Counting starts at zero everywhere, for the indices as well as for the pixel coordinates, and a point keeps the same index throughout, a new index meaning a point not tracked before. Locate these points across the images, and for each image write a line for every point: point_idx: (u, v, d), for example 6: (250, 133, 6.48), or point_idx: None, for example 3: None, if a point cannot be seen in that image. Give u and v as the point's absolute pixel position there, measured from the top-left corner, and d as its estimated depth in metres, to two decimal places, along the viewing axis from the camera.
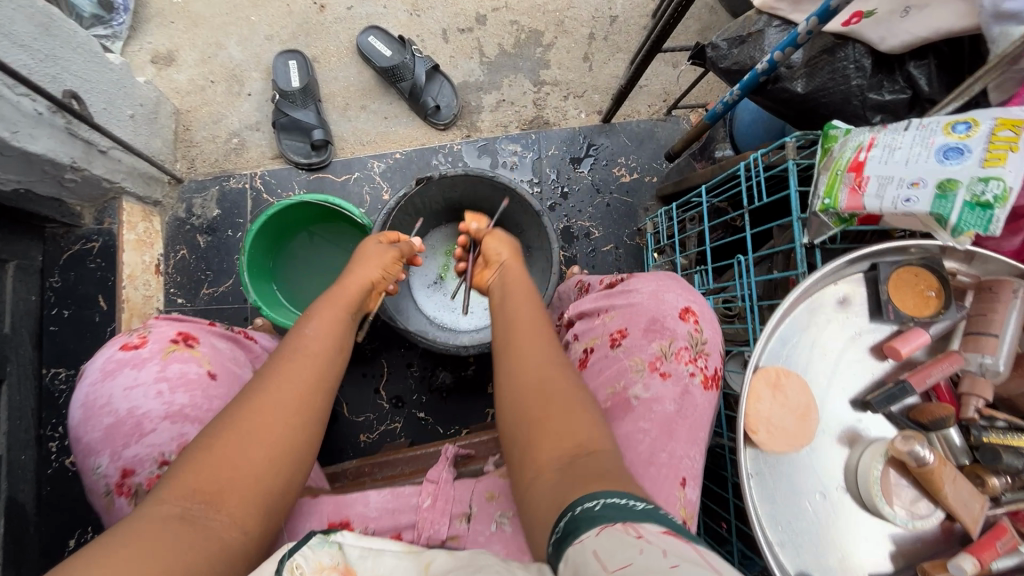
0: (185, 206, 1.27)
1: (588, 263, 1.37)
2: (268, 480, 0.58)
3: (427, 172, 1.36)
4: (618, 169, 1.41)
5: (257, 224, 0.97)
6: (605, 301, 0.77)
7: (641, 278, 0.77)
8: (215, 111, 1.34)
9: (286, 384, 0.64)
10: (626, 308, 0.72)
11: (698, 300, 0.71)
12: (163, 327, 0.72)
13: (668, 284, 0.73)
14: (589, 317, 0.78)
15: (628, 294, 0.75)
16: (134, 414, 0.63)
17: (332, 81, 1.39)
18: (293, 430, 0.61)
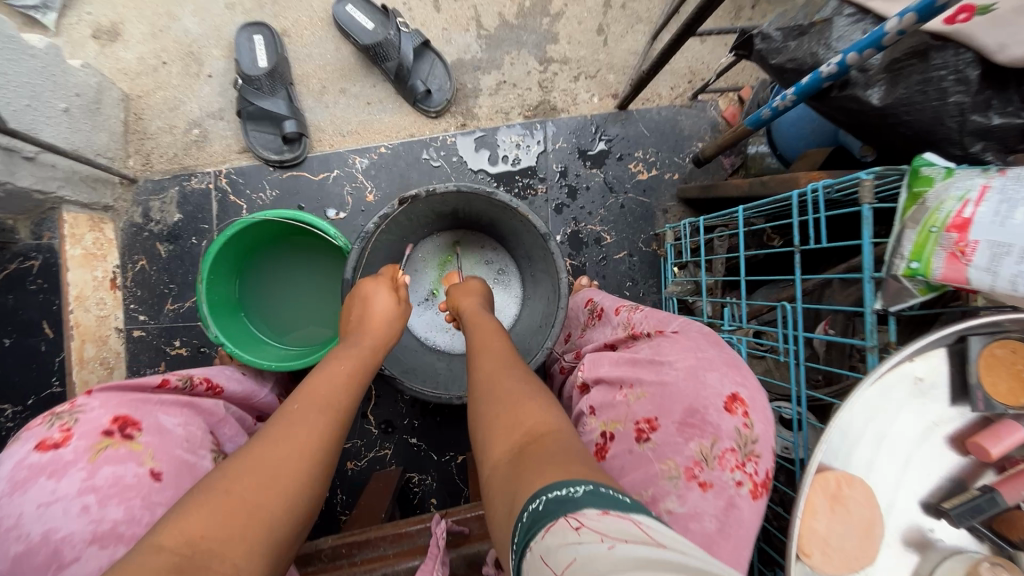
0: (141, 210, 1.12)
1: (597, 272, 1.23)
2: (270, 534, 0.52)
3: (417, 168, 1.20)
4: (635, 164, 1.24)
5: (213, 251, 0.83)
6: (631, 371, 0.64)
7: (674, 344, 0.63)
8: (172, 96, 1.16)
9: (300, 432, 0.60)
10: (658, 389, 0.60)
11: (746, 380, 0.58)
12: (93, 413, 0.61)
13: (711, 358, 0.60)
14: (609, 387, 0.66)
15: (659, 368, 0.61)
16: (51, 539, 0.51)
17: (305, 59, 1.20)
18: (300, 481, 0.56)
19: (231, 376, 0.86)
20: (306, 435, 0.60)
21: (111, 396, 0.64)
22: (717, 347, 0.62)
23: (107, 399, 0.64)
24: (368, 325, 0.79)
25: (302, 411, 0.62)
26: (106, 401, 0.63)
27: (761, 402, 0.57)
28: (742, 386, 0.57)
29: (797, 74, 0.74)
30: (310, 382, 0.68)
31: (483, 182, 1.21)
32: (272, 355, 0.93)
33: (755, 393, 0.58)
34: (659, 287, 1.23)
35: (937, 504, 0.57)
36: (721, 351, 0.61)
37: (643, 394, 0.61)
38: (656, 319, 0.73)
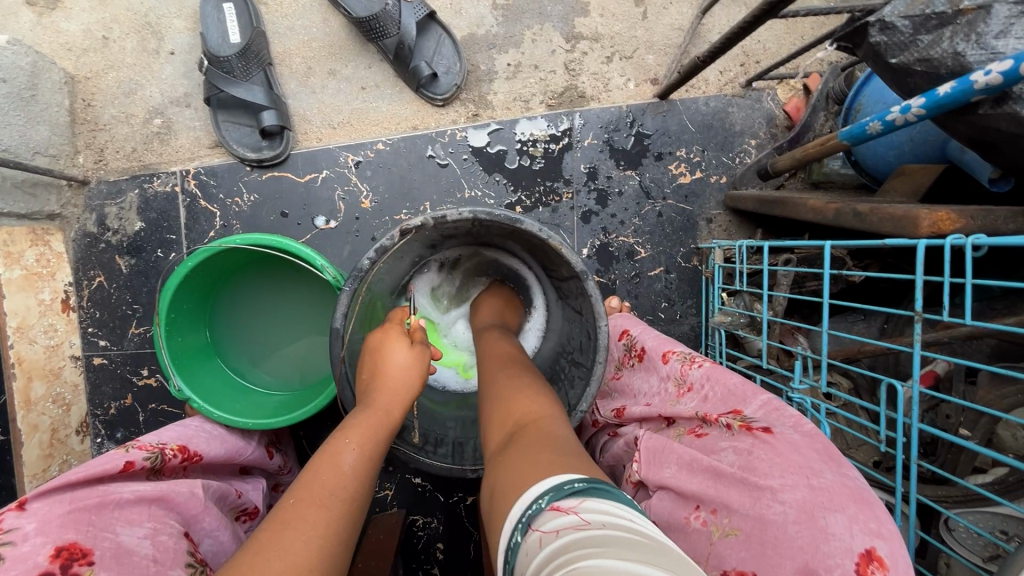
0: (95, 217, 0.95)
1: (629, 291, 1.07)
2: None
3: (420, 168, 1.01)
4: (677, 165, 1.06)
5: (164, 296, 0.68)
6: (713, 489, 0.49)
7: (774, 456, 0.47)
8: (126, 78, 0.97)
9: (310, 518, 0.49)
10: (758, 528, 0.44)
11: (885, 525, 0.42)
12: (28, 547, 0.47)
13: (833, 490, 0.44)
14: (679, 499, 0.51)
15: (760, 495, 0.45)
16: None
17: (286, 32, 1.00)
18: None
19: (211, 435, 0.73)
20: (319, 513, 0.50)
21: (51, 510, 0.50)
22: (833, 464, 0.46)
23: (47, 517, 0.49)
24: (383, 384, 0.64)
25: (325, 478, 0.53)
26: (44, 523, 0.49)
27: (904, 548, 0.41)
28: (878, 535, 0.41)
29: (927, 79, 0.56)
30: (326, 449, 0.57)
31: (498, 185, 1.03)
32: (254, 405, 0.78)
33: (896, 536, 0.41)
34: (699, 309, 1.07)
35: None
36: (840, 474, 0.45)
37: (735, 530, 0.46)
38: (727, 393, 0.57)
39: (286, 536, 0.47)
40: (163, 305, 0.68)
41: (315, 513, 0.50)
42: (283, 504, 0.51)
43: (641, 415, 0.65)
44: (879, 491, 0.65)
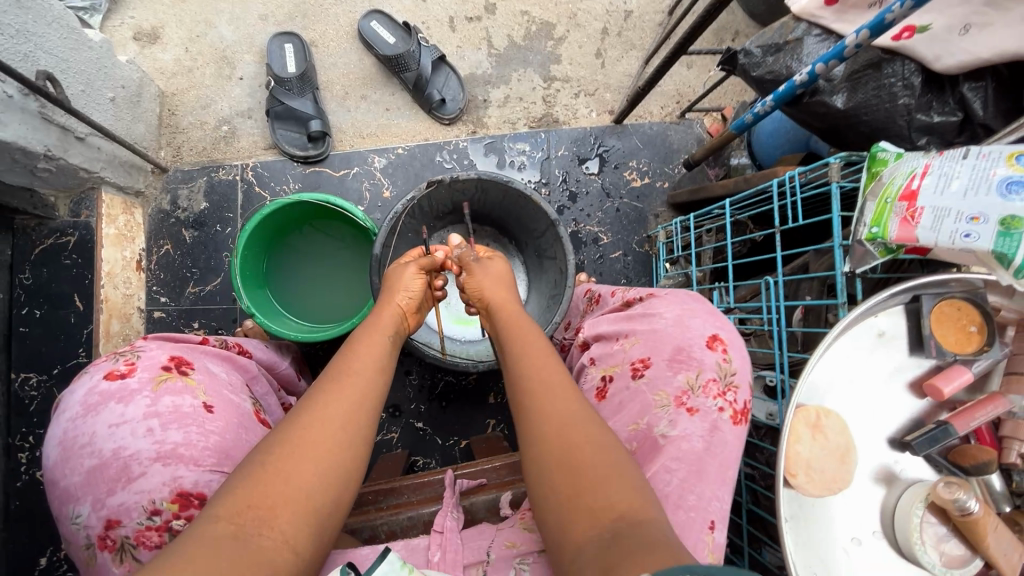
0: (170, 197, 1.19)
1: (595, 269, 1.33)
2: (318, 509, 0.55)
3: (430, 169, 1.29)
4: (629, 172, 1.36)
5: (247, 229, 0.91)
6: (627, 324, 0.69)
7: (660, 301, 0.69)
8: (204, 95, 1.25)
9: (334, 400, 0.61)
10: (650, 334, 0.65)
11: (725, 326, 0.65)
12: (152, 351, 0.62)
13: (695, 310, 0.66)
14: (608, 343, 0.71)
15: (651, 318, 0.67)
16: (120, 455, 0.53)
17: (331, 67, 1.31)
18: (339, 466, 0.57)
19: (258, 345, 0.90)
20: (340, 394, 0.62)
21: (162, 344, 0.65)
22: (702, 303, 0.68)
23: (158, 344, 0.64)
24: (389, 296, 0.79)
25: (346, 367, 0.66)
26: (159, 345, 0.64)
27: (738, 340, 0.64)
28: (721, 328, 0.64)
29: (775, 84, 0.86)
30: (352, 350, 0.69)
31: None
32: (294, 327, 0.99)
33: (734, 334, 0.64)
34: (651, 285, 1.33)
35: (901, 439, 0.66)
36: (704, 304, 0.68)
37: (636, 339, 0.66)
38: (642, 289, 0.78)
39: (313, 423, 0.58)
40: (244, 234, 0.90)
41: (336, 399, 0.61)
42: (312, 390, 0.63)
43: None
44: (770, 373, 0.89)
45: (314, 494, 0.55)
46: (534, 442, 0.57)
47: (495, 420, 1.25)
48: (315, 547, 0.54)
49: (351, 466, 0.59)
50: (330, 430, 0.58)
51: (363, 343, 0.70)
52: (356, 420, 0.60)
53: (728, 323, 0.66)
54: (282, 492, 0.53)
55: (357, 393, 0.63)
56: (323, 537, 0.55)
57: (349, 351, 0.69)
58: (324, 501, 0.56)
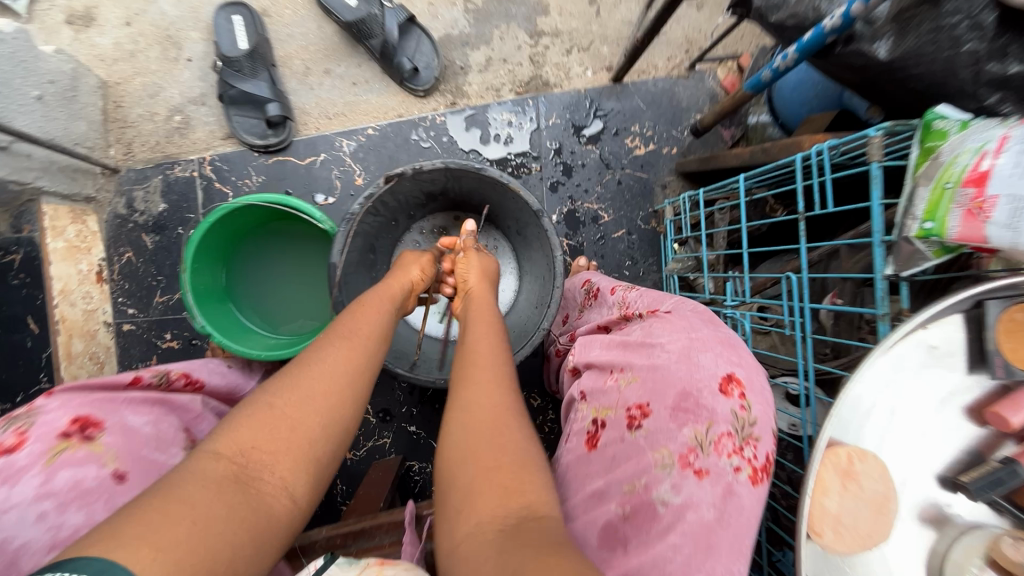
0: (125, 200, 1.09)
1: (596, 252, 1.20)
2: (315, 458, 0.56)
3: (405, 149, 1.16)
4: (632, 139, 1.20)
5: (194, 241, 0.82)
6: (622, 355, 0.60)
7: (666, 324, 0.60)
8: (151, 82, 1.13)
9: (339, 357, 0.65)
10: (651, 373, 0.55)
11: (740, 359, 0.55)
12: (50, 415, 0.53)
13: (706, 340, 0.56)
14: (600, 373, 0.62)
15: (652, 350, 0.57)
16: (4, 550, 0.45)
17: (287, 39, 1.17)
18: (341, 419, 0.60)
19: (212, 372, 0.81)
20: (342, 352, 0.65)
21: (72, 398, 0.57)
22: (714, 329, 0.58)
23: (66, 400, 0.56)
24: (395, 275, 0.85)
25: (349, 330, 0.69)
26: (65, 402, 0.56)
27: (757, 375, 0.54)
28: (734, 364, 0.54)
29: (799, 31, 0.70)
30: (350, 316, 0.72)
31: (474, 162, 1.17)
32: (257, 342, 0.91)
33: (752, 368, 0.54)
34: (659, 265, 1.20)
35: (954, 477, 0.54)
36: (714, 329, 0.58)
37: (634, 377, 0.57)
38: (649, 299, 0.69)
39: (319, 375, 0.61)
40: (192, 244, 0.82)
41: (341, 356, 0.65)
42: (317, 346, 0.65)
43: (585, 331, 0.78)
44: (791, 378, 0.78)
45: (316, 443, 0.57)
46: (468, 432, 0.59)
47: None
48: (310, 497, 0.56)
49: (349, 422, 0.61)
50: (336, 381, 0.61)
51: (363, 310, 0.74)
52: (359, 379, 0.64)
53: (744, 352, 0.56)
54: (285, 437, 0.55)
55: (360, 356, 0.66)
56: (316, 489, 0.57)
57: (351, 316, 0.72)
58: (323, 450, 0.57)
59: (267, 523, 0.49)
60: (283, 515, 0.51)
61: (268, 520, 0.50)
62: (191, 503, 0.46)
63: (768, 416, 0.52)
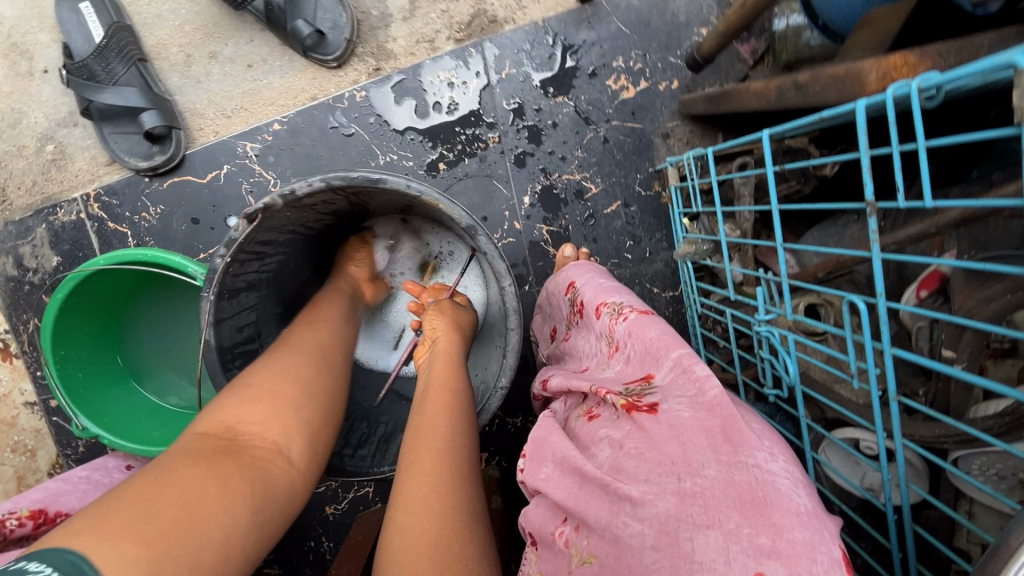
0: (13, 259, 0.91)
1: (585, 235, 0.93)
2: (309, 424, 0.52)
3: (325, 142, 0.91)
4: (615, 78, 0.90)
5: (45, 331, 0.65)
6: (575, 498, 0.38)
7: (646, 450, 0.37)
8: (8, 108, 0.91)
9: (306, 335, 0.61)
10: (613, 554, 0.34)
11: (781, 538, 0.30)
12: None
13: (712, 494, 0.32)
14: (552, 508, 0.41)
15: (619, 507, 0.35)
16: None
17: (156, 21, 0.91)
18: (326, 394, 0.56)
19: (87, 490, 0.67)
20: (309, 335, 0.62)
21: None
22: (731, 465, 0.34)
23: None
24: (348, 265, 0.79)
25: (313, 319, 0.66)
26: None
27: (819, 561, 0.29)
28: (765, 555, 0.29)
29: None
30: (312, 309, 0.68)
31: (414, 144, 0.91)
32: (169, 430, 0.73)
33: (809, 548, 0.29)
34: (671, 240, 0.93)
35: None
36: (729, 466, 0.33)
37: (590, 557, 0.35)
38: (644, 351, 0.46)
39: (287, 352, 0.57)
40: (45, 342, 0.66)
41: (309, 337, 0.61)
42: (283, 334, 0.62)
43: (561, 389, 0.55)
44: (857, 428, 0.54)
45: (305, 408, 0.53)
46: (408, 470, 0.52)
47: (488, 452, 0.93)
48: (312, 463, 0.51)
49: (333, 398, 0.57)
50: (311, 354, 0.59)
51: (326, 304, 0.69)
52: (327, 359, 0.60)
53: (789, 508, 0.31)
54: (272, 405, 0.51)
55: (325, 339, 0.63)
56: (317, 455, 0.52)
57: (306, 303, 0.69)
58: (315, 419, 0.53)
59: (270, 487, 0.44)
60: (288, 480, 0.47)
61: (272, 481, 0.45)
62: (184, 468, 0.41)
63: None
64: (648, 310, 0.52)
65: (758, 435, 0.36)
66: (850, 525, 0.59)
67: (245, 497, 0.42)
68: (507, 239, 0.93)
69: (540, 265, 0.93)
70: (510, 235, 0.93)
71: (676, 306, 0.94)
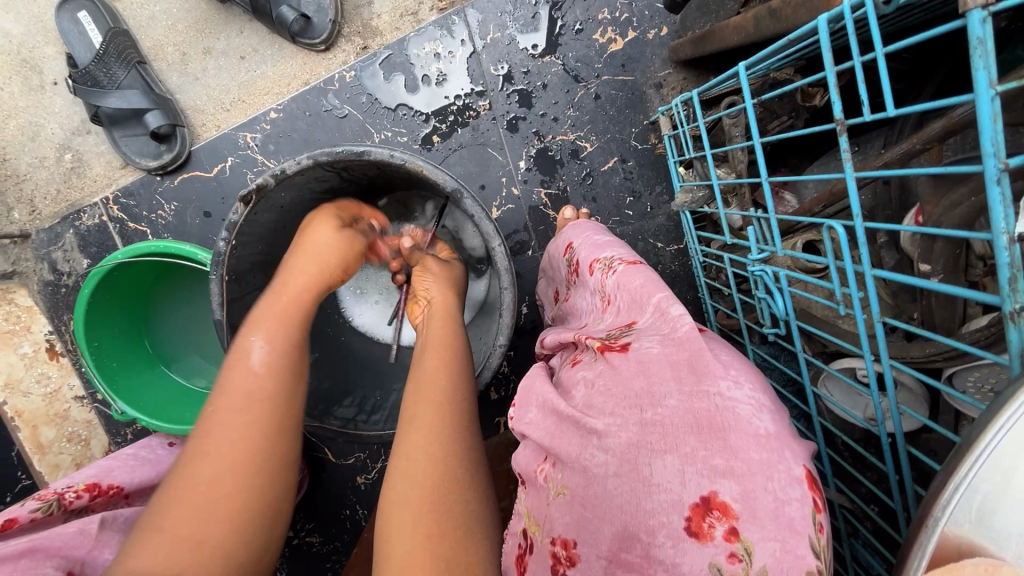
0: (48, 265, 0.97)
1: (583, 195, 0.92)
2: (238, 561, 0.46)
3: (321, 125, 0.93)
4: (602, 31, 0.89)
5: (79, 321, 0.70)
6: (552, 437, 0.40)
7: (613, 386, 0.39)
8: (26, 122, 0.96)
9: (242, 420, 0.50)
10: (582, 484, 0.36)
11: (736, 458, 0.32)
12: None
13: (670, 422, 0.34)
14: (537, 449, 0.42)
15: (588, 441, 0.37)
16: None
17: (150, 22, 0.94)
18: (264, 507, 0.49)
19: (133, 466, 0.73)
20: (249, 414, 0.51)
21: None
22: (693, 394, 0.35)
23: None
24: (302, 260, 0.63)
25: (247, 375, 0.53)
26: None
27: (775, 478, 0.31)
28: (719, 474, 0.31)
29: None
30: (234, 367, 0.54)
31: (406, 119, 0.92)
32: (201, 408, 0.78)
33: (765, 466, 0.31)
34: (671, 192, 0.92)
35: None
36: (690, 395, 0.35)
37: (564, 488, 0.38)
38: (631, 300, 0.46)
39: (215, 457, 0.48)
40: (80, 336, 0.71)
41: (240, 422, 0.50)
42: (206, 417, 0.51)
43: (556, 342, 0.56)
44: (852, 359, 0.54)
45: (237, 542, 0.46)
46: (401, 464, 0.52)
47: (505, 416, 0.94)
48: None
49: (271, 512, 0.49)
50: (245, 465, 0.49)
51: (262, 342, 0.55)
52: (271, 447, 0.51)
53: (747, 431, 0.33)
54: (194, 556, 0.43)
55: (268, 414, 0.52)
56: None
57: (242, 346, 0.55)
58: (245, 551, 0.47)
59: None
60: None
61: None
62: None
63: (799, 558, 0.30)
64: (637, 260, 0.52)
65: (725, 366, 0.37)
66: (858, 457, 0.58)
67: None
68: (505, 206, 0.93)
69: (541, 230, 0.93)
70: (509, 202, 0.93)
71: (682, 259, 0.93)
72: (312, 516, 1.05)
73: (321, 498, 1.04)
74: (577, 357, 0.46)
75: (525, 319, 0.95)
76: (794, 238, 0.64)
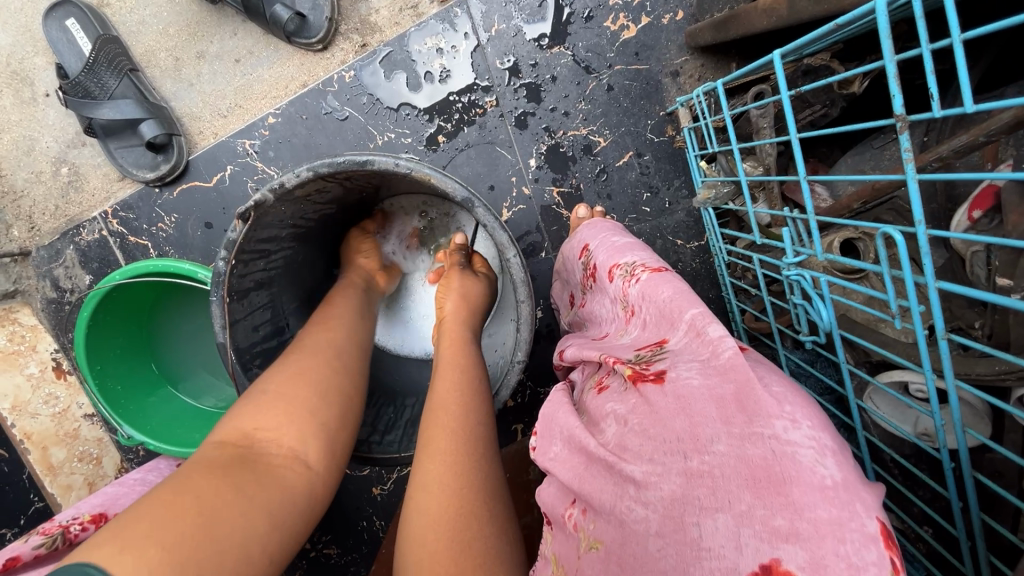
0: (50, 282, 0.95)
1: (598, 192, 0.88)
2: (324, 427, 0.52)
3: (321, 126, 0.89)
4: (613, 18, 0.84)
5: (79, 346, 0.68)
6: (582, 479, 0.37)
7: (651, 426, 0.35)
8: (20, 136, 0.93)
9: (321, 335, 0.61)
10: (618, 539, 0.33)
11: (801, 518, 0.28)
12: None
13: (721, 472, 0.31)
14: (563, 488, 0.40)
15: (624, 490, 0.34)
16: None
17: (140, 28, 0.90)
18: (344, 395, 0.56)
19: (142, 493, 0.71)
20: (329, 330, 0.62)
21: None
22: (745, 437, 0.31)
23: None
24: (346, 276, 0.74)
25: (331, 310, 0.66)
26: None
27: (848, 540, 0.27)
28: (782, 539, 0.28)
29: None
30: (319, 312, 0.66)
31: (409, 119, 0.88)
32: (208, 428, 0.75)
33: (835, 527, 0.27)
34: (691, 186, 0.88)
35: None
36: (741, 439, 0.31)
37: (596, 542, 0.35)
38: (659, 314, 0.42)
39: (304, 353, 0.57)
40: (81, 361, 0.69)
41: (322, 335, 0.60)
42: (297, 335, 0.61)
43: (577, 358, 0.53)
44: (903, 371, 0.50)
45: (320, 410, 0.53)
46: (417, 487, 0.49)
47: (523, 423, 0.91)
48: (328, 464, 0.51)
49: (348, 399, 0.56)
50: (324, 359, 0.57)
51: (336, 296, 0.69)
52: (346, 354, 0.60)
53: (812, 484, 0.29)
54: (285, 411, 0.51)
55: (343, 334, 0.62)
56: (332, 457, 0.52)
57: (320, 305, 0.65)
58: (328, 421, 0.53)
59: (285, 493, 0.45)
60: (299, 491, 0.46)
61: (285, 488, 0.46)
62: (206, 485, 0.41)
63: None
64: (662, 267, 0.48)
65: (776, 400, 0.33)
66: (908, 473, 0.55)
67: (255, 511, 0.42)
68: (517, 207, 0.89)
69: (554, 230, 0.89)
70: (520, 202, 0.89)
71: (704, 256, 0.89)
72: (328, 529, 1.03)
73: (337, 510, 1.02)
74: (602, 384, 0.43)
75: (541, 323, 0.91)
76: (831, 237, 0.60)
